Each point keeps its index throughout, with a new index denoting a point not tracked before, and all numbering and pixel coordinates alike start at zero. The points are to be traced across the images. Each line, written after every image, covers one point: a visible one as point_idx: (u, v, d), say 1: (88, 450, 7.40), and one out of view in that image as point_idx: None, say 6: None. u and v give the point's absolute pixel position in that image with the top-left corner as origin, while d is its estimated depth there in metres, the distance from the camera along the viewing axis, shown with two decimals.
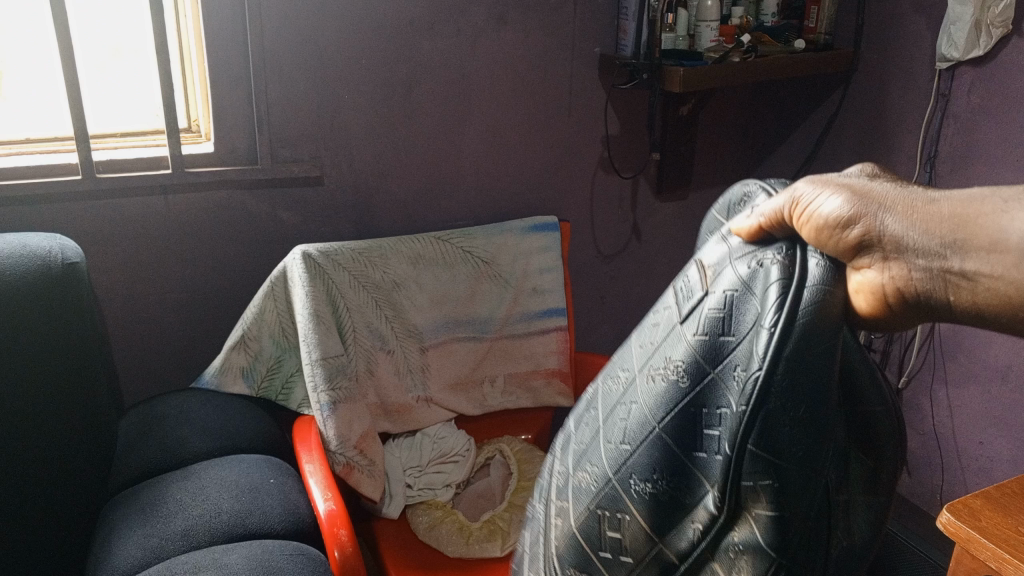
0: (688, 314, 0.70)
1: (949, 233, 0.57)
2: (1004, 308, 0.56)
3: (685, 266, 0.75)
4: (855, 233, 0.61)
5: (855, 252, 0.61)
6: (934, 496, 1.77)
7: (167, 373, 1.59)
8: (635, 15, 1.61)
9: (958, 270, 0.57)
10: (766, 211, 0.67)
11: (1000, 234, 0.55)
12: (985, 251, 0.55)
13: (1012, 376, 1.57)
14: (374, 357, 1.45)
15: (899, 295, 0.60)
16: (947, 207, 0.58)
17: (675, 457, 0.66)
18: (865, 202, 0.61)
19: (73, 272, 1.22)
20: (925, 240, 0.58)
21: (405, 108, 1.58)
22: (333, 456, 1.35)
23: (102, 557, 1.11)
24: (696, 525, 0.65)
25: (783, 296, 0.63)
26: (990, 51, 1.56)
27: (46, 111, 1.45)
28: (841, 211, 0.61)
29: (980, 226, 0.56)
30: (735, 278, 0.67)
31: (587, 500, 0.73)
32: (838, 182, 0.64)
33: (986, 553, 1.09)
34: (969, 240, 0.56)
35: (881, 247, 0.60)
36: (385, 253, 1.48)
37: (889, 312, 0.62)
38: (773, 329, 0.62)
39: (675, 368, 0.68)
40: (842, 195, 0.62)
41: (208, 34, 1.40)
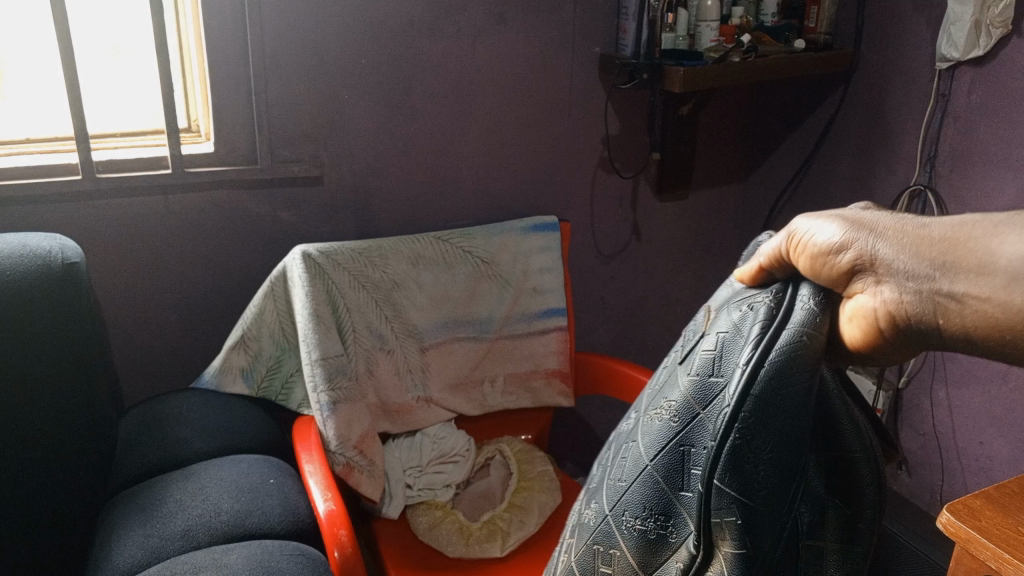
0: (688, 358, 0.72)
1: (938, 256, 0.60)
2: (989, 331, 0.58)
3: (697, 312, 0.77)
4: (847, 258, 0.64)
5: (850, 277, 0.65)
6: (935, 496, 1.77)
7: (167, 373, 1.59)
8: (636, 15, 1.61)
9: (946, 292, 0.59)
10: (767, 250, 0.72)
11: (989, 258, 0.57)
12: (973, 274, 0.58)
13: (1012, 376, 1.57)
14: (374, 357, 1.45)
15: (891, 320, 0.63)
16: (937, 231, 0.61)
17: (662, 496, 0.68)
18: (861, 231, 0.65)
19: (73, 272, 1.22)
20: (915, 265, 0.61)
21: (405, 108, 1.58)
22: (333, 456, 1.35)
23: (102, 557, 1.11)
24: (678, 561, 0.68)
25: (763, 334, 0.65)
26: (990, 51, 1.56)
27: (46, 111, 1.45)
28: (835, 239, 0.65)
29: (968, 250, 0.59)
30: (728, 324, 0.69)
31: (586, 536, 0.75)
32: (835, 215, 0.68)
33: (986, 553, 1.09)
34: (957, 262, 0.59)
35: (873, 272, 0.63)
36: (385, 253, 1.48)
37: (883, 340, 0.64)
38: (745, 369, 0.64)
39: (667, 410, 0.69)
40: (839, 225, 0.66)
41: (208, 35, 1.40)
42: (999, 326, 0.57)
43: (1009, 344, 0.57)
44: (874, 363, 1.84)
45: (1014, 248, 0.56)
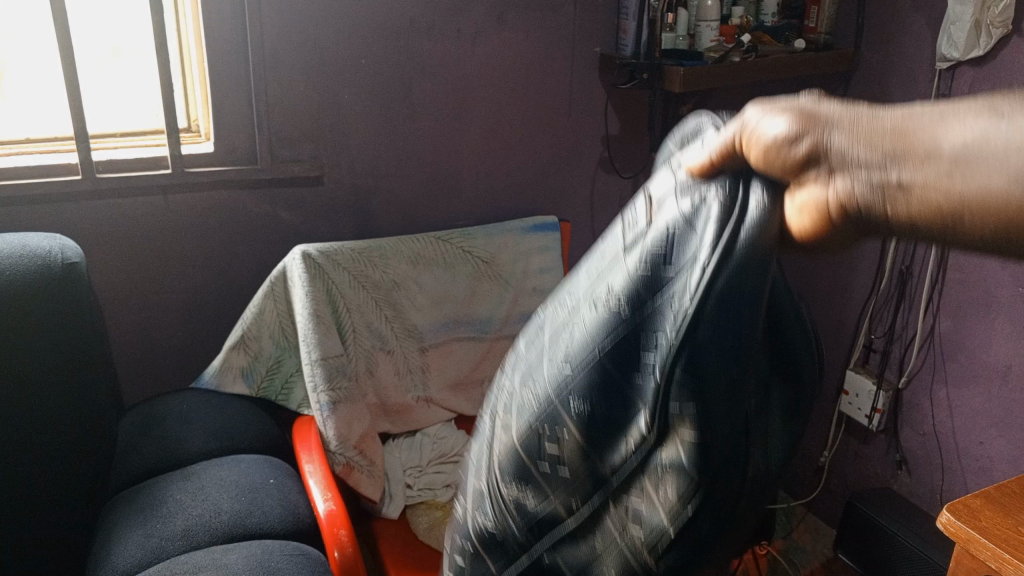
0: (629, 244, 0.57)
1: (889, 144, 0.44)
2: (944, 225, 0.41)
3: (634, 199, 0.62)
4: (802, 149, 0.47)
5: (798, 173, 0.48)
6: (935, 496, 1.77)
7: (168, 373, 1.59)
8: (636, 15, 1.63)
9: (896, 182, 0.43)
10: (715, 145, 0.53)
11: (933, 142, 0.41)
12: (923, 160, 0.42)
13: (1012, 377, 1.57)
14: (374, 357, 1.45)
15: (842, 211, 0.46)
16: (888, 116, 0.44)
17: (612, 380, 0.53)
18: (807, 120, 0.48)
19: (73, 272, 1.22)
20: (864, 152, 0.45)
21: (405, 108, 1.58)
22: (333, 456, 1.35)
23: (102, 557, 1.11)
24: (630, 440, 0.52)
25: (719, 231, 0.50)
26: (991, 51, 1.54)
27: (45, 111, 1.45)
28: (783, 127, 0.48)
29: (919, 133, 0.42)
30: (678, 210, 0.54)
31: (501, 456, 0.60)
32: (785, 101, 0.50)
33: (986, 553, 1.09)
34: (909, 148, 0.43)
35: (819, 164, 0.47)
36: (385, 253, 1.48)
37: (834, 230, 0.48)
38: (710, 255, 0.50)
39: (612, 296, 0.54)
40: (788, 114, 0.49)
41: (208, 35, 1.40)
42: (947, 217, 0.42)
43: (966, 240, 0.41)
44: (874, 363, 1.84)
45: (967, 128, 0.40)
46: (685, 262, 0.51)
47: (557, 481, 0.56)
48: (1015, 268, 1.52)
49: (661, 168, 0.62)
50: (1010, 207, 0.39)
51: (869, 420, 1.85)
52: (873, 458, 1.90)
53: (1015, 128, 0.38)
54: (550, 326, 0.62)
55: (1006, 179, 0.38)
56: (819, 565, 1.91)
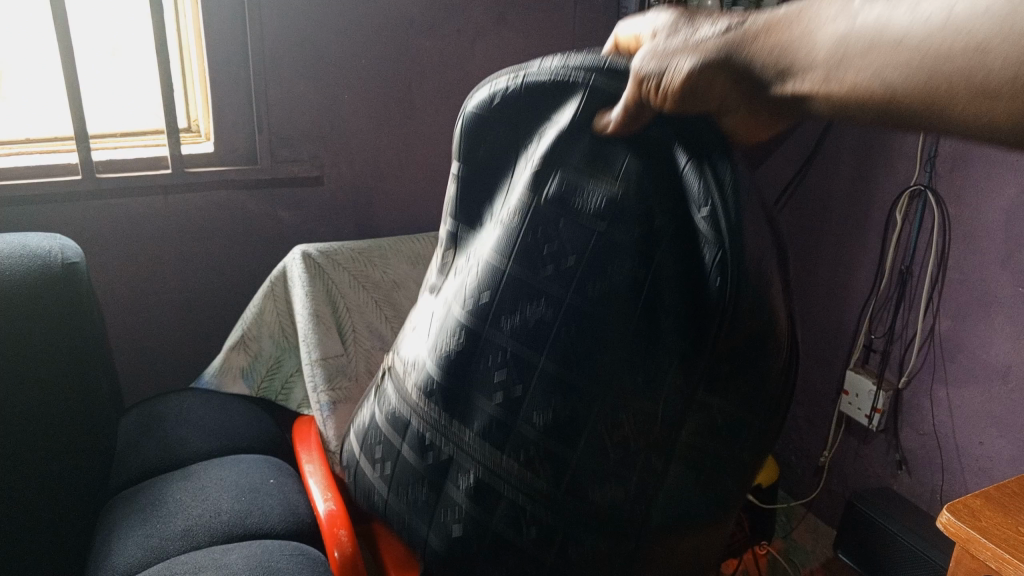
0: (570, 205, 0.70)
1: (773, 52, 0.48)
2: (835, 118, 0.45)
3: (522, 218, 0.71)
4: (700, 83, 0.53)
5: (697, 98, 0.55)
6: (935, 496, 1.77)
7: (168, 373, 1.59)
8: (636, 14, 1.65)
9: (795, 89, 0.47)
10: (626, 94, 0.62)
11: (809, 50, 0.45)
12: (810, 72, 0.45)
13: (1012, 377, 1.56)
14: (375, 358, 1.43)
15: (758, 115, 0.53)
16: (770, 25, 0.49)
17: (623, 321, 0.66)
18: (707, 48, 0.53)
19: (73, 272, 1.22)
20: (764, 68, 0.49)
21: (405, 108, 1.59)
22: (332, 456, 1.33)
23: (102, 557, 1.10)
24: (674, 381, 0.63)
25: (700, 184, 0.61)
26: None
27: (45, 111, 1.45)
28: (688, 63, 0.53)
29: (793, 45, 0.47)
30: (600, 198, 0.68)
31: (500, 474, 0.72)
32: (678, 43, 0.55)
33: (986, 553, 1.09)
34: (795, 56, 0.46)
35: (725, 74, 0.52)
36: (384, 253, 1.51)
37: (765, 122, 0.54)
38: (706, 210, 0.61)
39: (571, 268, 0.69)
40: (687, 53, 0.54)
41: (207, 35, 1.39)
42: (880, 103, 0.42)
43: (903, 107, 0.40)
44: (874, 363, 1.85)
45: (833, 26, 0.44)
46: (694, 204, 0.62)
47: (608, 440, 0.66)
48: (1015, 268, 1.51)
49: (507, 161, 0.80)
50: (870, 100, 0.42)
51: (870, 420, 1.85)
52: (873, 458, 1.90)
53: (872, 21, 0.41)
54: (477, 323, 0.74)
55: (904, 71, 0.40)
56: (819, 565, 1.91)
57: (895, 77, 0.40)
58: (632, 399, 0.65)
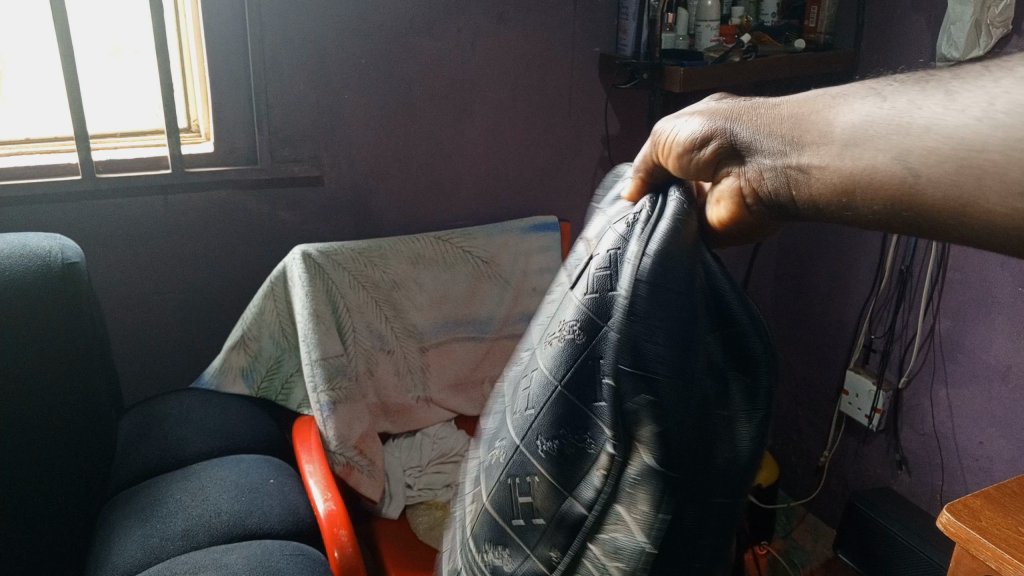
0: (566, 275, 0.68)
1: (790, 122, 0.52)
2: (841, 207, 0.49)
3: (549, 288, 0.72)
4: (711, 149, 0.58)
5: (700, 162, 0.60)
6: (934, 497, 1.77)
7: (168, 373, 1.59)
8: (636, 15, 1.63)
9: (796, 164, 0.51)
10: (642, 157, 0.67)
11: (826, 127, 0.49)
12: (821, 144, 0.49)
13: (1011, 377, 1.56)
14: (374, 357, 1.46)
15: (754, 193, 0.57)
16: (783, 106, 0.54)
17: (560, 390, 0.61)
18: (718, 118, 0.59)
19: (73, 272, 1.22)
20: (771, 142, 0.54)
21: (406, 109, 1.58)
22: (333, 456, 1.35)
23: (102, 557, 1.10)
24: (599, 472, 0.58)
25: (642, 236, 0.61)
26: (990, 51, 1.51)
27: (45, 111, 1.45)
28: (698, 128, 0.59)
29: (810, 122, 0.50)
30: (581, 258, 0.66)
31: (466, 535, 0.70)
32: (698, 111, 0.62)
33: (986, 553, 1.09)
34: (813, 130, 0.50)
35: (732, 140, 0.57)
36: (385, 253, 1.48)
37: (747, 212, 0.59)
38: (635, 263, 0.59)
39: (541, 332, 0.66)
40: (702, 118, 0.60)
41: (208, 35, 1.40)
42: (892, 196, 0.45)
43: (921, 210, 0.44)
44: (874, 364, 1.85)
45: (854, 112, 0.47)
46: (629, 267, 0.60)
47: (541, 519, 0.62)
48: (1015, 268, 1.51)
49: None
50: (881, 183, 0.45)
51: (869, 420, 1.85)
52: (873, 459, 1.90)
53: (889, 110, 0.45)
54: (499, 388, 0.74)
55: (920, 156, 0.43)
56: (819, 565, 1.91)
57: (923, 162, 0.43)
58: (558, 469, 0.61)
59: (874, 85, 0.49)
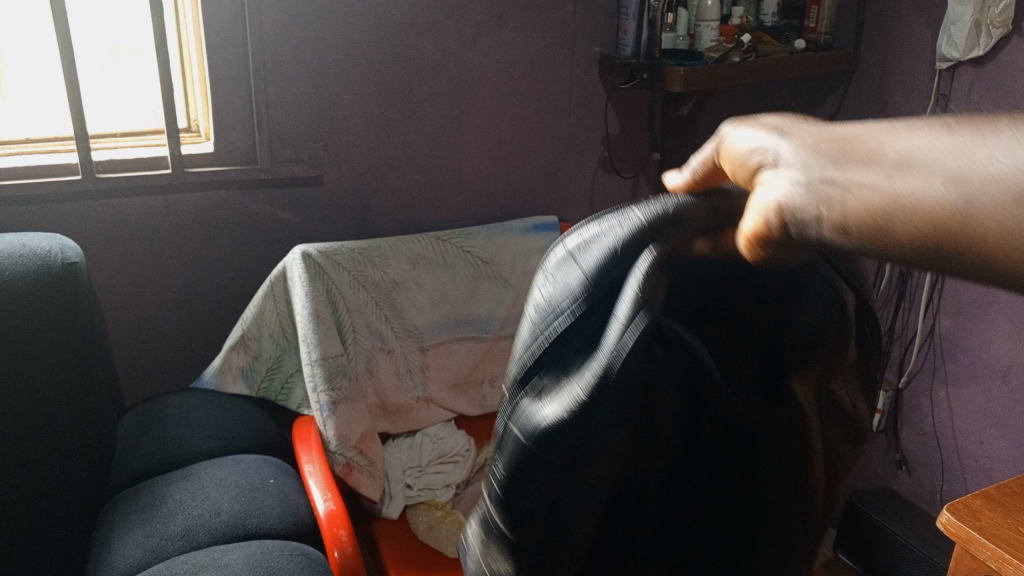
0: None
1: (838, 143, 0.46)
2: (876, 234, 0.41)
3: None
4: (755, 158, 0.49)
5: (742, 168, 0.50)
6: (935, 496, 1.78)
7: (167, 373, 1.58)
8: (636, 15, 1.62)
9: (833, 180, 0.44)
10: (700, 159, 0.57)
11: (878, 150, 0.43)
12: (865, 165, 0.43)
13: (1012, 377, 1.57)
14: (374, 357, 1.45)
15: (780, 218, 0.46)
16: (842, 130, 0.47)
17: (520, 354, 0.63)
18: (777, 132, 0.50)
19: (73, 272, 1.22)
20: (809, 158, 0.46)
21: (405, 109, 1.58)
22: (333, 456, 1.35)
23: (102, 557, 1.10)
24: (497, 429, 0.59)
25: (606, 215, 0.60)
26: (991, 51, 1.51)
27: (45, 111, 1.45)
28: (750, 138, 0.50)
29: (859, 143, 0.44)
30: None
31: None
32: (759, 119, 0.53)
33: (986, 553, 1.09)
34: (860, 150, 0.44)
35: (774, 151, 0.48)
36: (385, 253, 1.48)
37: (769, 242, 0.47)
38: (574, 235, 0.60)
39: None
40: (759, 128, 0.51)
41: (208, 35, 1.40)
42: (941, 229, 0.39)
43: (979, 249, 0.37)
44: None
45: (916, 140, 0.42)
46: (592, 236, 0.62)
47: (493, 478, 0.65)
48: None
49: None
50: (933, 211, 0.39)
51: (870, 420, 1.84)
52: (873, 458, 1.90)
53: (949, 142, 0.40)
54: None
55: (982, 186, 0.37)
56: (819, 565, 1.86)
57: (987, 190, 0.37)
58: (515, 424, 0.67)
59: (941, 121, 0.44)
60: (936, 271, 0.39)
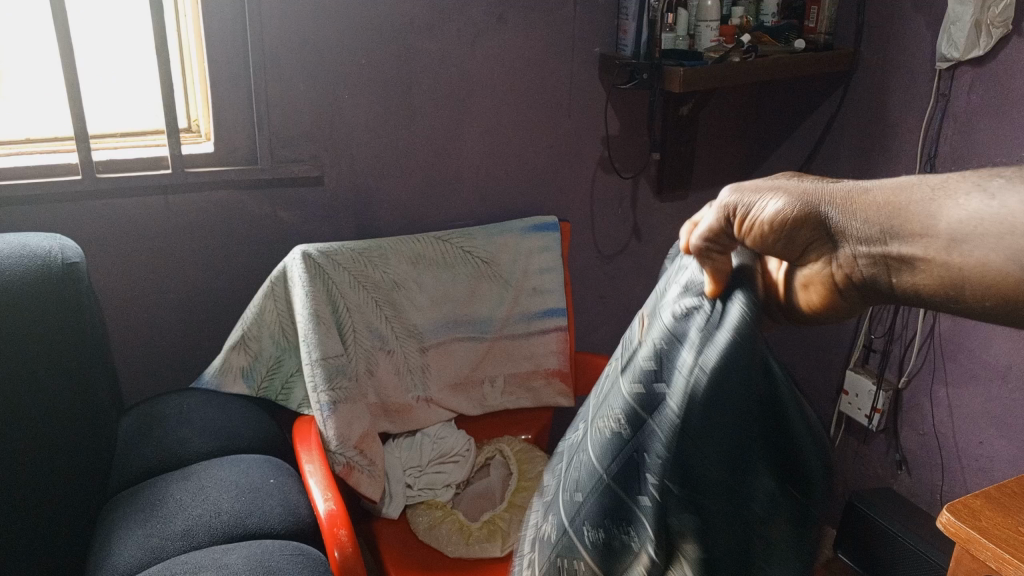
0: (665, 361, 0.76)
1: (875, 217, 0.64)
2: (942, 295, 0.62)
3: (634, 342, 0.82)
4: (800, 230, 0.68)
5: (790, 241, 0.69)
6: (935, 497, 1.78)
7: (168, 373, 1.59)
8: (636, 15, 1.62)
9: (896, 254, 0.64)
10: (712, 221, 0.75)
11: (930, 221, 0.61)
12: (920, 235, 0.62)
13: (1011, 377, 1.57)
14: (374, 357, 1.45)
15: (843, 281, 0.69)
16: (879, 195, 0.65)
17: (623, 491, 0.78)
18: (808, 200, 0.68)
19: (74, 273, 1.22)
20: (864, 232, 0.65)
21: (405, 109, 1.58)
22: (333, 456, 1.35)
23: (102, 557, 1.11)
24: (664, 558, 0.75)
25: (702, 344, 0.72)
26: (990, 51, 1.51)
27: (46, 111, 1.45)
28: (786, 207, 0.68)
29: (906, 215, 0.63)
30: (663, 335, 0.77)
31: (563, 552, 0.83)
32: (772, 185, 0.71)
33: (986, 553, 1.09)
34: (906, 227, 0.63)
35: (819, 228, 0.68)
36: (385, 253, 1.48)
37: (838, 297, 0.71)
38: (691, 378, 0.71)
39: (618, 420, 0.79)
40: (784, 197, 0.69)
41: (208, 35, 1.40)
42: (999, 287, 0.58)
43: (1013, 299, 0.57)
44: (874, 363, 1.85)
45: (960, 209, 0.60)
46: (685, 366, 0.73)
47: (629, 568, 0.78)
48: None
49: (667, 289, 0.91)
50: (992, 274, 0.58)
51: (869, 420, 1.85)
52: (873, 459, 1.90)
53: (999, 211, 0.57)
54: (595, 403, 0.87)
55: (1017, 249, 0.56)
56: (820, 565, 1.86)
57: None
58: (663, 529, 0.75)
59: (973, 179, 0.61)
60: (1003, 316, 0.59)
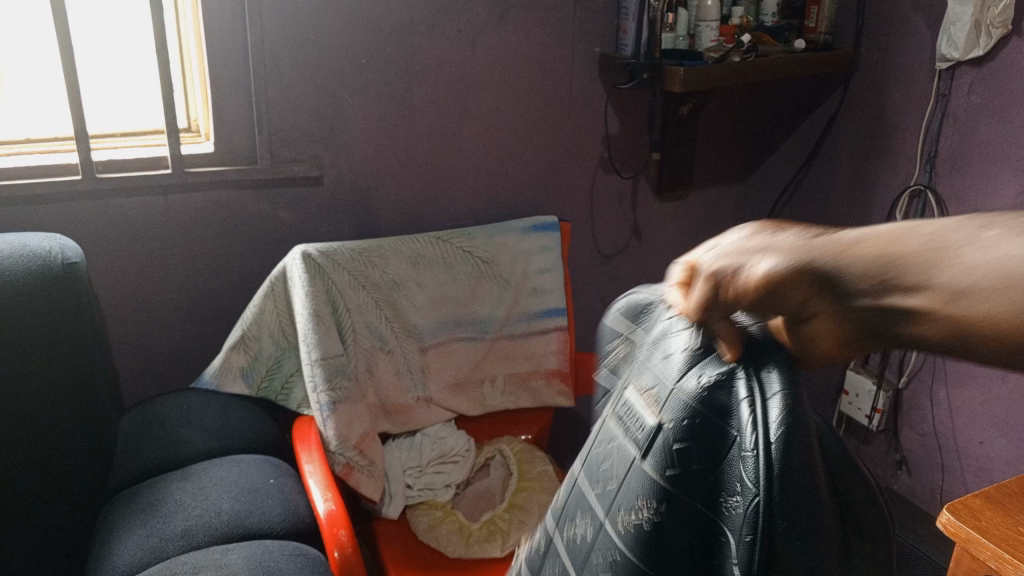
0: (711, 432, 0.53)
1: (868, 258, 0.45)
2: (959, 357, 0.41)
3: (642, 420, 0.57)
4: (795, 296, 0.48)
5: (763, 301, 0.50)
6: (935, 497, 1.78)
7: (168, 373, 1.59)
8: (636, 15, 1.62)
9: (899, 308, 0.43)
10: (701, 285, 0.54)
11: (930, 273, 0.42)
12: (915, 288, 0.42)
13: (1011, 377, 1.57)
14: (374, 357, 1.45)
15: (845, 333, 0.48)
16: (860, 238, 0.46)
17: None
18: (796, 254, 0.48)
19: (73, 273, 1.22)
20: (866, 288, 0.45)
21: (405, 109, 1.58)
22: (333, 456, 1.35)
23: (102, 557, 1.11)
24: None
25: (755, 411, 0.52)
26: (991, 51, 1.51)
27: (45, 110, 1.45)
28: (762, 264, 0.49)
29: (909, 263, 0.43)
30: (689, 396, 0.55)
31: None
32: (741, 248, 0.52)
33: (986, 553, 1.09)
34: (900, 273, 0.43)
35: (808, 284, 0.47)
36: (385, 253, 1.48)
37: (842, 354, 0.50)
38: (756, 455, 0.51)
39: (643, 516, 0.55)
40: (772, 254, 0.49)
41: (208, 35, 1.40)
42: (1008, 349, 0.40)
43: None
44: (874, 363, 1.85)
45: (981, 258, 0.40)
46: (739, 443, 0.52)
47: None
48: None
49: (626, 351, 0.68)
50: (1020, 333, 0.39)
51: (869, 420, 1.85)
52: (873, 459, 1.90)
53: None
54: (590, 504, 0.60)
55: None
56: None
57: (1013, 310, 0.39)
58: None
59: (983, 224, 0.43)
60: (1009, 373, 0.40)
